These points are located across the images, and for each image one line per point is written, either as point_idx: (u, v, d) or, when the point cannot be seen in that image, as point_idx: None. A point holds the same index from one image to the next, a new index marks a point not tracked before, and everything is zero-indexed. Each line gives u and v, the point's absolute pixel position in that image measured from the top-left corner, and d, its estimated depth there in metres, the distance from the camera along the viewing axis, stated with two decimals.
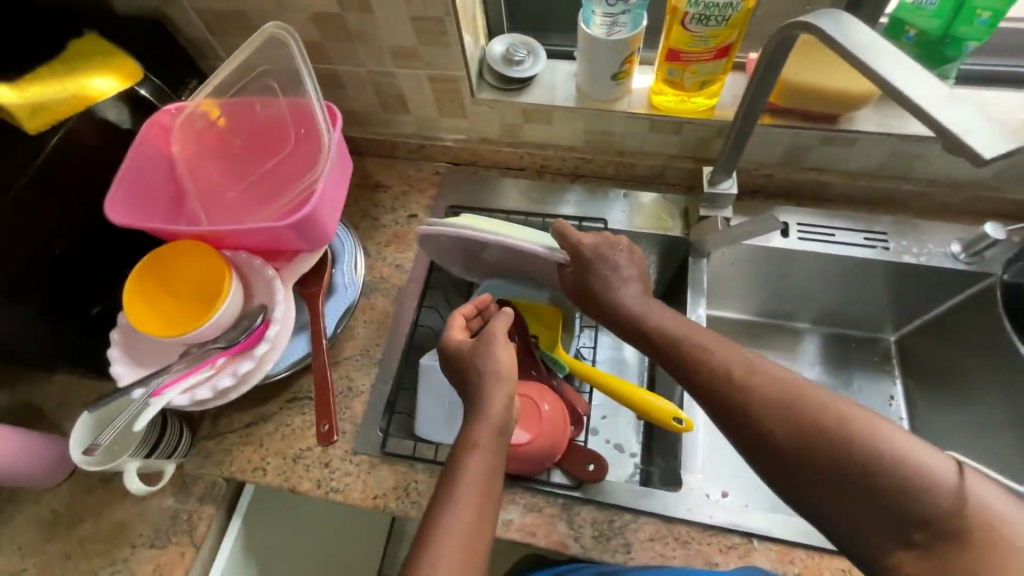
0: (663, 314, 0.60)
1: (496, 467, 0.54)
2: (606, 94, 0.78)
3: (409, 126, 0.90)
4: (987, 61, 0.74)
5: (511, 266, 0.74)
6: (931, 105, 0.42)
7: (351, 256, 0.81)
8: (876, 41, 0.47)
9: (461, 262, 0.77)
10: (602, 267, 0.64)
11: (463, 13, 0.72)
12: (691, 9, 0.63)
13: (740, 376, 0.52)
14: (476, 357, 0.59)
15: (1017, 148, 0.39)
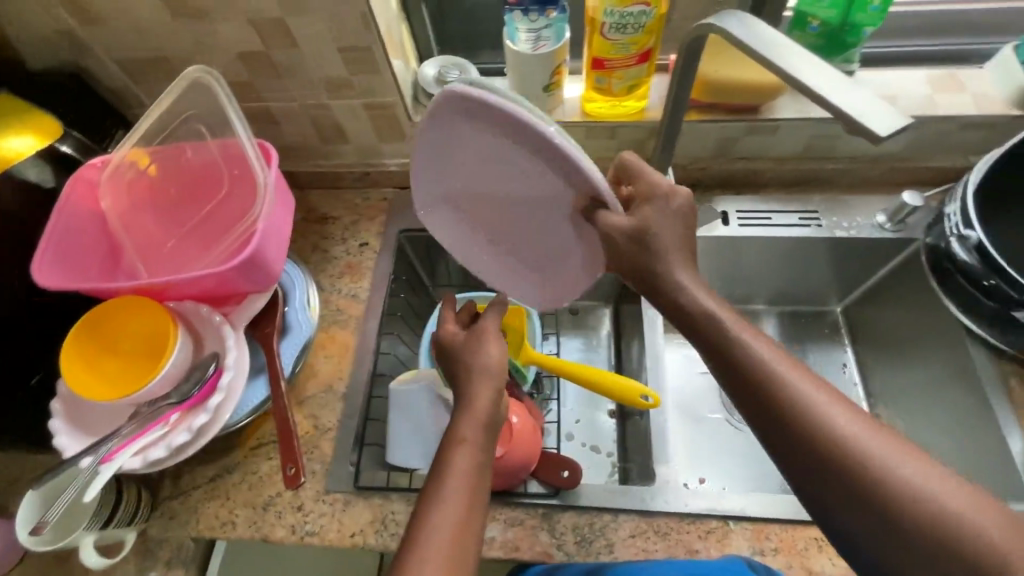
0: (718, 306, 0.53)
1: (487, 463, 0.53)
2: (541, 106, 0.80)
3: (351, 155, 0.89)
4: (884, 44, 0.80)
5: (516, 195, 0.59)
6: (830, 89, 0.46)
7: (303, 292, 0.79)
8: (774, 37, 0.50)
9: (452, 180, 0.61)
10: (673, 221, 0.57)
11: (389, 40, 0.72)
12: (607, 19, 0.65)
13: (790, 388, 0.48)
14: (468, 352, 0.59)
15: (907, 124, 0.42)
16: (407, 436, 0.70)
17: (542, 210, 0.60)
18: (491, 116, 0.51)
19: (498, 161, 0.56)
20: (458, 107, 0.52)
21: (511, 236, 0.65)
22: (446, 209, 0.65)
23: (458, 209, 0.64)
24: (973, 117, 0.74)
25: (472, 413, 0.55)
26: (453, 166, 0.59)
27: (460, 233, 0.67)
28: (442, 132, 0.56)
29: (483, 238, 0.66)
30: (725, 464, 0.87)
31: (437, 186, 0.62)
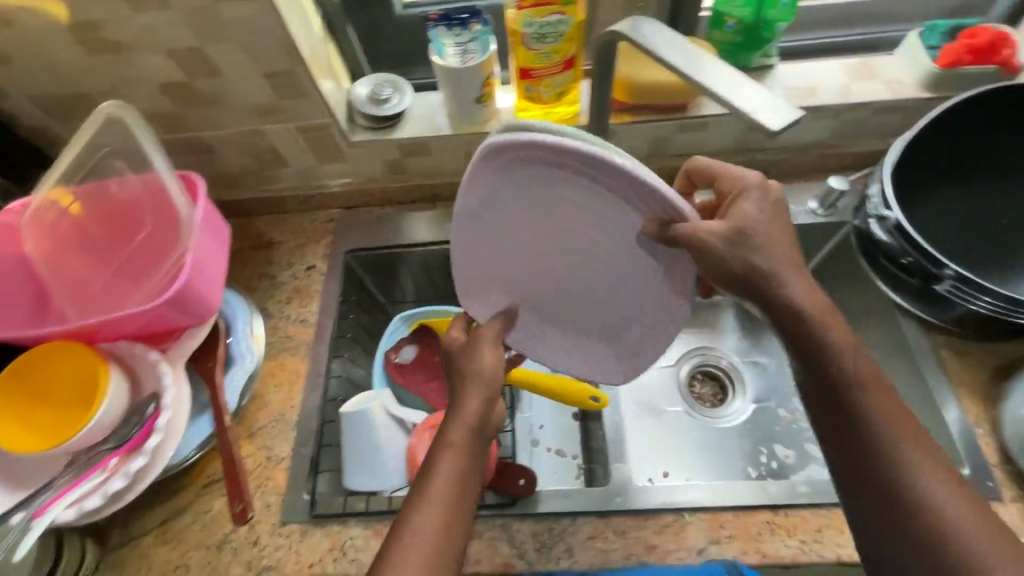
0: (822, 319, 0.52)
1: (473, 471, 0.51)
2: (475, 118, 0.80)
3: (292, 179, 0.88)
4: (801, 37, 0.83)
5: (573, 241, 0.55)
6: (722, 88, 0.47)
7: (246, 323, 0.79)
8: (672, 40, 0.52)
9: (500, 244, 0.58)
10: (768, 215, 0.53)
11: (315, 61, 0.72)
12: (527, 29, 0.66)
13: (864, 409, 0.49)
14: (462, 358, 0.56)
15: (798, 116, 0.44)
16: (360, 460, 0.69)
17: (613, 253, 0.55)
18: (534, 157, 0.47)
19: (552, 206, 0.52)
20: (495, 160, 0.48)
21: (571, 289, 0.60)
22: (501, 275, 0.61)
23: (510, 273, 0.61)
24: (887, 102, 0.77)
25: (461, 417, 0.52)
26: (501, 228, 0.56)
27: (519, 298, 0.63)
28: (480, 199, 0.53)
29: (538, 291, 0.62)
30: (685, 457, 0.89)
31: (485, 255, 0.59)
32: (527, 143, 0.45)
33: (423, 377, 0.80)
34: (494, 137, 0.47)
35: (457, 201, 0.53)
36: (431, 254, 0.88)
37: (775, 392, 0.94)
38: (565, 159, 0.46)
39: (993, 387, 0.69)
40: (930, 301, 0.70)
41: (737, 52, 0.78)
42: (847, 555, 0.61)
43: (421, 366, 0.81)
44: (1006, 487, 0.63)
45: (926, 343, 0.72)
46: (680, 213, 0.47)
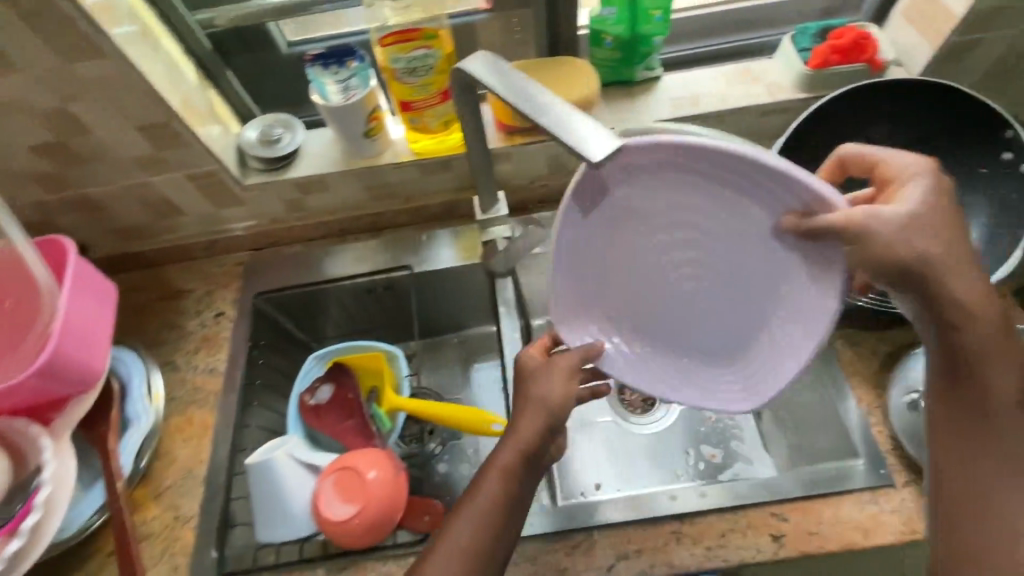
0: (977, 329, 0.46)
1: (517, 495, 0.52)
2: (368, 151, 0.80)
3: (194, 227, 0.87)
4: (682, 48, 0.85)
5: (690, 243, 0.52)
6: (556, 127, 0.46)
7: (143, 382, 0.76)
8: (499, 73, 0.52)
9: (607, 256, 0.54)
10: (945, 201, 0.46)
11: (192, 110, 0.71)
12: (396, 65, 0.66)
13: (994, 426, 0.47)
14: (533, 379, 0.55)
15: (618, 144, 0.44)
16: (269, 513, 0.67)
17: (743, 253, 0.51)
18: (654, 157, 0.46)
19: (671, 206, 0.50)
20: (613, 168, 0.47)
21: (676, 300, 0.56)
22: (599, 297, 0.56)
23: (609, 289, 0.56)
24: (767, 104, 0.79)
25: (516, 437, 0.53)
26: (607, 238, 0.53)
27: (618, 319, 0.58)
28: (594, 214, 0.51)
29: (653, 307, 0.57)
30: (615, 465, 0.90)
31: (585, 273, 0.54)
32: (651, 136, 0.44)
33: (339, 417, 0.78)
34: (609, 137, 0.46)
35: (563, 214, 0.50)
36: (341, 289, 0.87)
37: None
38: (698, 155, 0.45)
39: (883, 375, 0.71)
40: None
41: (620, 66, 0.79)
42: (749, 556, 0.62)
43: (335, 407, 0.79)
44: (898, 472, 0.65)
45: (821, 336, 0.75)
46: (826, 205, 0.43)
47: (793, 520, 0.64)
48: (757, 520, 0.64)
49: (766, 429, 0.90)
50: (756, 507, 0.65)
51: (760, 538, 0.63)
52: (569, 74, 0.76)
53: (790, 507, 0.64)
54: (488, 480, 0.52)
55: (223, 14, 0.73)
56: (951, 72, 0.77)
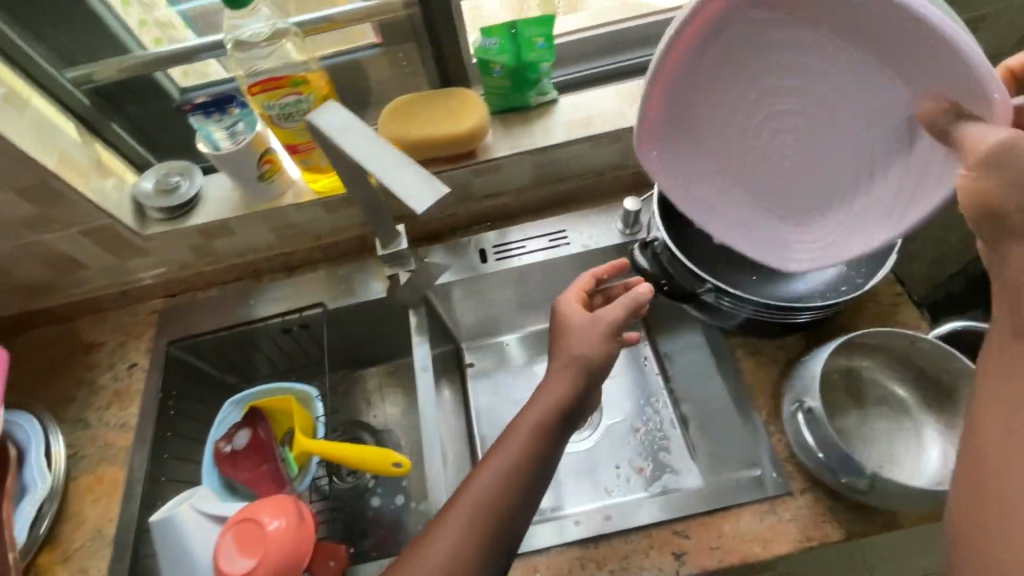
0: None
1: (539, 462, 0.57)
2: (267, 194, 0.80)
3: (101, 279, 0.85)
4: (574, 70, 0.88)
5: (799, 97, 0.52)
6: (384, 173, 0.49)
7: (42, 447, 0.75)
8: (347, 123, 0.52)
9: (707, 89, 0.53)
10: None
11: (73, 168, 0.70)
12: (270, 112, 0.66)
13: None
14: (571, 334, 0.63)
15: (443, 195, 0.46)
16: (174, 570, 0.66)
17: (851, 104, 0.50)
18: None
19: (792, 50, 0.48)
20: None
21: (761, 152, 0.57)
22: (691, 125, 0.56)
23: (701, 125, 0.56)
24: None
25: (549, 391, 0.60)
26: (714, 70, 0.51)
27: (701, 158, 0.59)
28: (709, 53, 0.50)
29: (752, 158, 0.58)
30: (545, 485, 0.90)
31: (687, 108, 0.55)
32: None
33: (253, 463, 0.77)
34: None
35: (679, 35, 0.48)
36: (253, 331, 0.86)
37: (629, 408, 0.97)
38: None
39: (781, 383, 0.72)
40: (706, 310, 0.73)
41: (512, 92, 0.81)
42: None
43: (250, 451, 0.78)
44: (796, 479, 0.66)
45: (722, 346, 0.76)
46: (981, 100, 0.40)
47: (695, 536, 0.64)
48: (661, 539, 0.64)
49: (693, 438, 0.91)
50: (659, 526, 0.65)
51: (663, 557, 0.63)
52: (458, 105, 0.77)
53: (692, 523, 0.65)
54: (507, 449, 0.57)
55: (104, 69, 0.72)
56: None
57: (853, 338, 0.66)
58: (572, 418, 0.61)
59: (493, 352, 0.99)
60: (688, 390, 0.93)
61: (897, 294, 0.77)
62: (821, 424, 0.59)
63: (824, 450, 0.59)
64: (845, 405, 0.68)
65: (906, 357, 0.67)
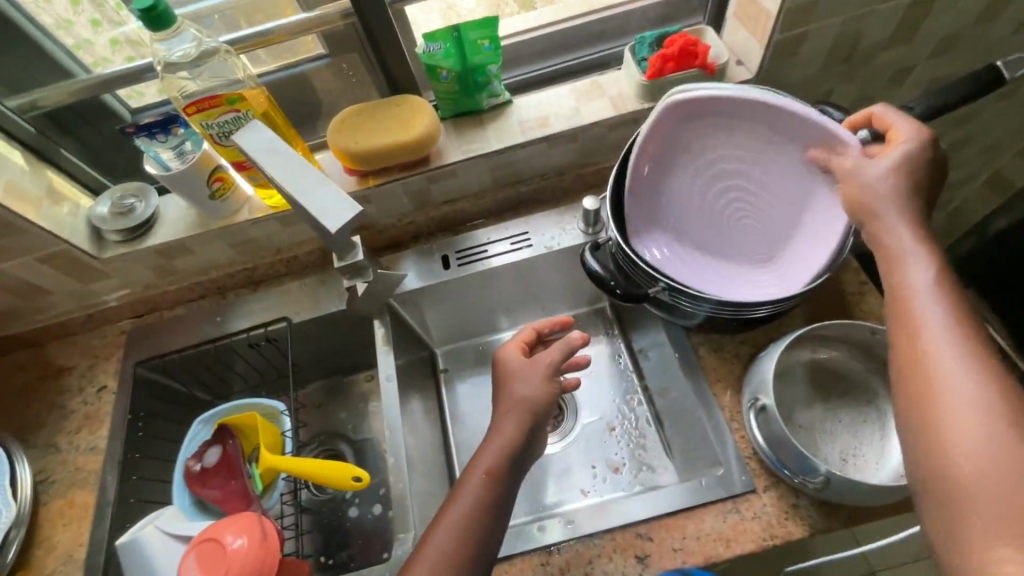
0: (922, 263, 0.49)
1: (498, 499, 0.60)
2: (222, 212, 0.79)
3: (66, 303, 0.85)
4: (528, 69, 0.87)
5: (737, 170, 0.68)
6: (302, 197, 0.51)
7: (5, 476, 0.74)
8: (274, 144, 0.53)
9: (670, 181, 0.72)
10: (928, 165, 0.55)
11: (21, 198, 0.70)
12: (210, 131, 0.66)
13: (949, 347, 0.43)
14: (514, 381, 0.68)
15: (353, 212, 0.52)
16: None
17: (775, 172, 0.66)
18: (705, 109, 0.65)
19: (721, 145, 0.67)
20: (676, 116, 0.67)
21: (723, 220, 0.72)
22: (665, 216, 0.74)
23: (672, 206, 0.73)
24: (614, 118, 0.80)
25: (498, 436, 0.64)
26: (669, 167, 0.71)
27: (680, 236, 0.74)
28: (662, 155, 0.70)
29: (711, 223, 0.72)
30: (527, 487, 0.89)
31: (656, 196, 0.73)
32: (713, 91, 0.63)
33: (223, 480, 0.77)
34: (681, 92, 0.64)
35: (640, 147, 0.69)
36: (219, 349, 0.86)
37: (604, 407, 0.96)
38: (744, 104, 0.63)
39: (743, 379, 0.71)
40: (664, 308, 0.72)
41: (461, 97, 0.80)
42: None
43: (223, 468, 0.78)
44: (760, 476, 0.65)
45: (684, 343, 0.76)
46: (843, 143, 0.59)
47: (658, 538, 0.63)
48: (624, 542, 0.64)
49: (667, 435, 0.90)
50: (623, 530, 0.64)
51: (626, 561, 0.63)
52: (407, 113, 0.77)
53: (654, 524, 0.64)
54: (470, 486, 0.60)
55: (52, 93, 0.71)
56: (788, 66, 0.79)
57: (807, 332, 0.65)
58: (520, 461, 0.64)
59: (465, 356, 0.99)
60: (660, 387, 0.92)
61: (862, 282, 0.75)
62: (774, 422, 0.60)
63: (774, 448, 0.60)
64: (808, 400, 0.67)
65: (864, 345, 0.67)
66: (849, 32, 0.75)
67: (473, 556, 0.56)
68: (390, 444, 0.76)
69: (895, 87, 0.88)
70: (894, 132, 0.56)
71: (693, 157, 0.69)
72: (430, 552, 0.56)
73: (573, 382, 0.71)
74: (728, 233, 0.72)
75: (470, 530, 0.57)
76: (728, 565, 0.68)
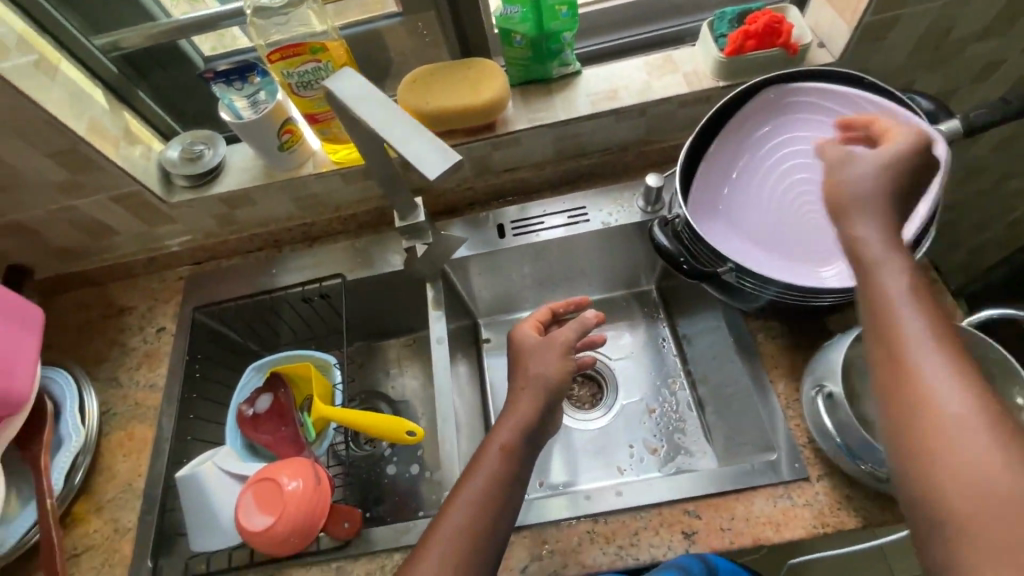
0: (894, 266, 0.43)
1: (514, 475, 0.59)
2: (287, 165, 0.80)
3: (130, 245, 0.88)
4: (598, 40, 0.86)
5: (814, 164, 0.71)
6: (399, 144, 0.50)
7: (76, 404, 0.78)
8: (369, 92, 0.53)
9: (745, 172, 0.73)
10: (922, 173, 0.49)
11: (101, 136, 0.72)
12: (289, 80, 0.67)
13: (940, 364, 0.38)
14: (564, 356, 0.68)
15: (454, 161, 0.48)
16: (200, 522, 0.69)
17: None
18: (796, 103, 0.72)
19: (807, 137, 0.71)
20: (765, 104, 0.73)
21: (790, 215, 0.71)
22: (730, 195, 0.73)
23: (740, 196, 0.73)
24: (686, 95, 0.79)
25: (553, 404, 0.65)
26: (745, 156, 0.73)
27: (744, 227, 0.72)
28: (740, 146, 0.73)
29: (777, 214, 0.72)
30: (542, 462, 0.90)
31: (727, 187, 0.74)
32: (819, 84, 0.70)
33: (275, 425, 0.80)
34: (790, 80, 0.72)
35: (726, 128, 0.73)
36: (276, 301, 0.88)
37: (645, 388, 0.96)
38: (842, 103, 0.69)
39: (801, 368, 0.71)
40: (725, 290, 0.70)
41: (532, 63, 0.79)
42: (660, 554, 0.62)
43: (275, 414, 0.81)
44: (813, 465, 0.65)
45: (741, 328, 0.75)
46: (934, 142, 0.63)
47: (705, 516, 0.63)
48: (671, 517, 0.64)
49: (708, 422, 0.89)
50: (670, 505, 0.64)
51: (672, 535, 0.63)
52: (480, 76, 0.76)
53: (703, 503, 0.64)
54: (489, 457, 0.60)
55: (132, 35, 0.73)
56: (873, 51, 0.76)
57: None
58: None
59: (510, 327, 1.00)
60: (703, 372, 0.91)
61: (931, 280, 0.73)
62: (842, 409, 0.58)
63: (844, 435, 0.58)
64: None
65: None
66: (943, 18, 0.72)
67: (491, 525, 0.56)
68: (439, 403, 0.77)
69: (982, 81, 0.84)
70: (886, 128, 0.52)
71: (773, 146, 0.73)
72: (452, 512, 0.56)
73: (587, 361, 0.74)
74: (794, 227, 0.71)
75: (490, 504, 0.57)
76: (772, 550, 0.68)
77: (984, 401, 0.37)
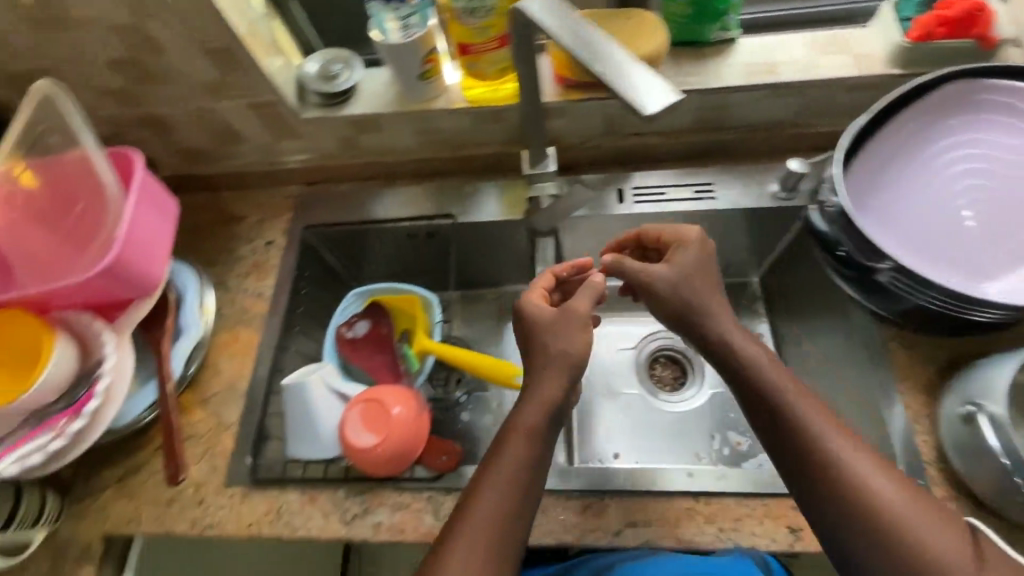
0: (761, 359, 0.58)
1: None
2: (420, 95, 0.79)
3: (252, 156, 0.89)
4: (757, 11, 0.81)
5: (989, 168, 0.65)
6: (611, 73, 0.49)
7: (196, 298, 0.81)
8: (570, 18, 0.54)
9: (909, 167, 0.67)
10: (710, 260, 0.64)
11: (253, 38, 0.73)
12: (456, 4, 0.69)
13: (832, 439, 0.52)
14: None
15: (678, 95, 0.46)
16: (305, 432, 0.71)
17: None
18: (978, 100, 0.66)
19: (987, 139, 0.65)
20: (944, 97, 0.67)
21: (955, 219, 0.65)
22: (891, 188, 0.67)
23: (903, 191, 0.67)
24: (854, 78, 0.73)
25: None
26: (912, 150, 0.67)
27: (905, 225, 0.65)
28: (909, 137, 0.67)
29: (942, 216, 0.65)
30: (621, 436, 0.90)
31: (887, 180, 0.67)
32: (1013, 84, 0.65)
33: (373, 352, 0.81)
34: (982, 75, 0.66)
35: (899, 116, 0.67)
36: (383, 232, 0.88)
37: None
38: None
39: (934, 384, 0.67)
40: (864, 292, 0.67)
41: (691, 23, 0.75)
42: (762, 543, 0.61)
43: (372, 341, 0.82)
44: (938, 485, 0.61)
45: (872, 333, 0.71)
46: None
47: None
48: (778, 511, 0.62)
49: None
50: (779, 498, 0.62)
51: (777, 529, 0.61)
52: (639, 28, 0.72)
53: None
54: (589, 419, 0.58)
55: None
56: None
57: None
58: None
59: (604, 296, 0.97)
60: None
61: None
62: (1008, 431, 0.55)
63: (1007, 457, 0.55)
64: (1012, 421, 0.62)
65: None
66: None
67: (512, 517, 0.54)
68: None
69: None
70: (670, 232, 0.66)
71: (948, 143, 0.66)
72: (481, 503, 0.54)
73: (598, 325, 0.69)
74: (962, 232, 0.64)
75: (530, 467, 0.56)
76: None
77: (868, 460, 0.52)
